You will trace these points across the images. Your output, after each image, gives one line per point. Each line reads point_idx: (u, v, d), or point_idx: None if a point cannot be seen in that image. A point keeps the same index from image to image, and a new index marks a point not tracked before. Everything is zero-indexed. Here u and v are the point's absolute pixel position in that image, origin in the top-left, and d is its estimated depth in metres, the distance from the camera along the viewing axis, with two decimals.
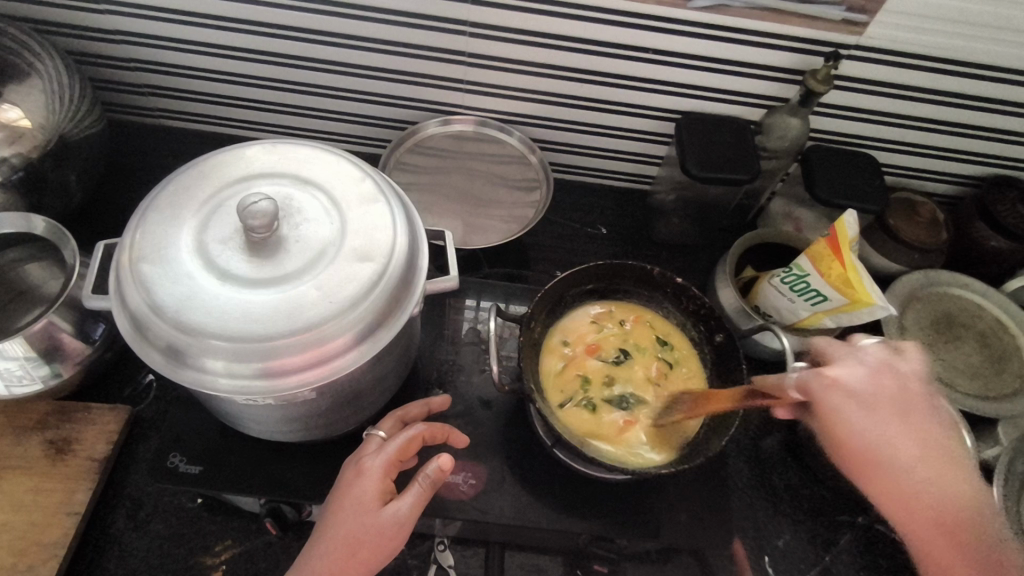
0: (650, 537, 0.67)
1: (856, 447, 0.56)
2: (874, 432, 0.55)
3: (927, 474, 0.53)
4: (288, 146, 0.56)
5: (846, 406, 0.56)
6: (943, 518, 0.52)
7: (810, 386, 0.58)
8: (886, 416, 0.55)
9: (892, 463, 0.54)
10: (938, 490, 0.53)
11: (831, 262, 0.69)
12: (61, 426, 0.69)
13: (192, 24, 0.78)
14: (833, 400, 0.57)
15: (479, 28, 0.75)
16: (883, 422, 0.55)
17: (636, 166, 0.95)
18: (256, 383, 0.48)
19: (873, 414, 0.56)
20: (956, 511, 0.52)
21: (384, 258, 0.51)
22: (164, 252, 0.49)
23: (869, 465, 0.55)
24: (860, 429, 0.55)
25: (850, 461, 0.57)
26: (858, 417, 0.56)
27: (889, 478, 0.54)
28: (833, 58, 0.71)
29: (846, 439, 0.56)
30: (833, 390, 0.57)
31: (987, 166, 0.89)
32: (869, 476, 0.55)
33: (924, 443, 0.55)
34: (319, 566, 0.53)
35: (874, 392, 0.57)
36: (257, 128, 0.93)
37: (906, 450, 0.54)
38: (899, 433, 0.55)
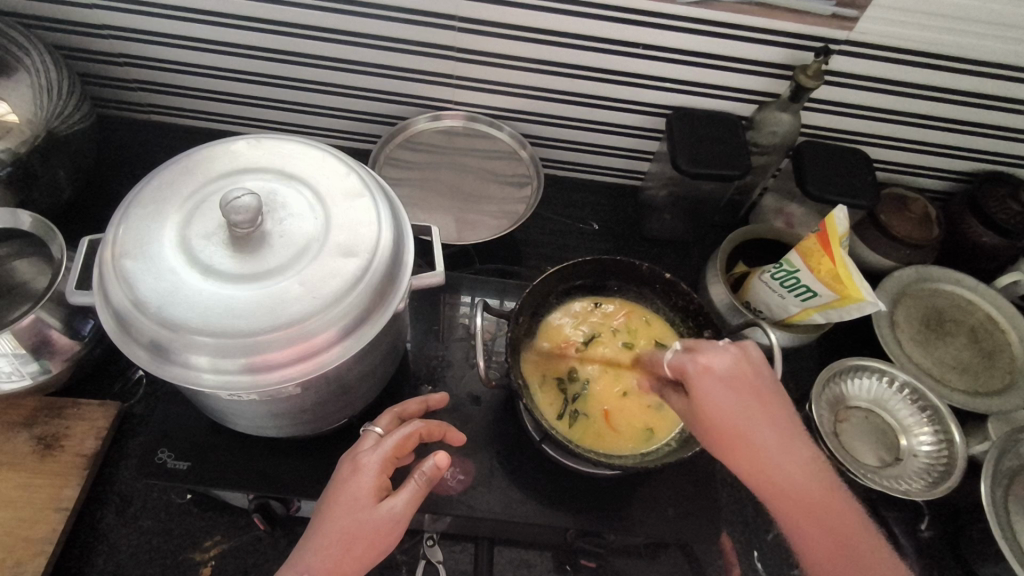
0: (638, 532, 0.67)
1: (721, 430, 0.52)
2: (732, 413, 0.53)
3: (779, 450, 0.52)
4: (272, 141, 0.56)
5: (712, 389, 0.53)
6: (796, 496, 0.51)
7: (685, 369, 0.55)
8: (741, 396, 0.53)
9: (752, 441, 0.52)
10: (790, 467, 0.51)
11: (821, 258, 0.69)
12: (49, 422, 0.69)
13: (180, 19, 0.77)
14: (705, 385, 0.54)
15: (468, 23, 0.74)
16: (737, 403, 0.53)
17: (627, 162, 0.95)
18: (239, 379, 0.48)
19: (737, 396, 0.53)
20: (804, 485, 0.51)
21: (368, 254, 0.51)
22: (147, 248, 0.49)
23: (738, 447, 0.52)
24: (723, 410, 0.53)
25: (716, 445, 0.53)
26: (724, 400, 0.53)
27: (755, 458, 0.51)
28: (823, 53, 0.71)
29: (710, 420, 0.53)
30: (704, 376, 0.54)
31: (978, 162, 0.89)
32: (733, 452, 0.52)
33: (777, 423, 0.53)
34: (312, 562, 0.52)
35: (735, 376, 0.54)
36: (247, 123, 0.93)
37: (766, 426, 0.53)
38: (755, 412, 0.53)
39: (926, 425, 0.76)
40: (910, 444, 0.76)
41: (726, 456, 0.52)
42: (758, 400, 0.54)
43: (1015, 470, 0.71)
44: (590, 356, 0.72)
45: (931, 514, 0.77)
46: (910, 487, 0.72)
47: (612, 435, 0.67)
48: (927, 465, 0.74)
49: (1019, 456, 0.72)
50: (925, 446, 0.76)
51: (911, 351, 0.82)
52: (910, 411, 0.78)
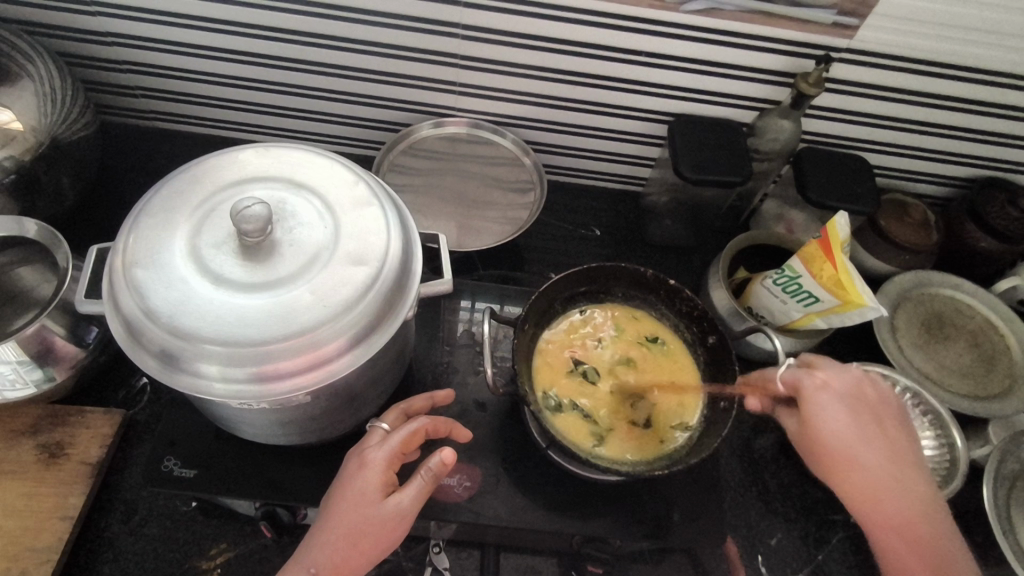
0: (644, 537, 0.67)
1: (826, 448, 0.60)
2: (853, 440, 0.59)
3: (893, 477, 0.59)
4: (281, 149, 0.56)
5: (831, 412, 0.60)
6: (899, 516, 0.58)
7: (800, 386, 0.61)
8: (874, 428, 0.60)
9: (863, 467, 0.59)
10: (898, 491, 0.59)
11: (824, 264, 0.70)
12: (54, 430, 0.69)
13: (184, 26, 0.77)
14: (818, 404, 0.60)
15: (472, 30, 0.75)
16: (863, 432, 0.60)
17: (629, 168, 0.96)
18: (249, 388, 0.48)
19: (851, 416, 0.60)
20: (912, 508, 0.58)
21: (378, 262, 0.51)
22: (158, 257, 0.49)
23: (844, 469, 0.59)
24: (837, 433, 0.60)
25: (819, 460, 0.61)
26: (835, 419, 0.60)
27: (859, 479, 0.59)
28: (823, 61, 0.72)
29: (816, 437, 0.61)
30: (819, 396, 0.61)
31: (976, 167, 0.90)
32: (843, 470, 0.60)
33: (890, 446, 0.60)
34: (321, 555, 0.53)
35: (853, 398, 0.61)
36: (250, 130, 0.93)
37: (877, 450, 0.59)
38: (875, 439, 0.60)
39: (927, 429, 0.76)
40: None
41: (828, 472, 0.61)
42: (870, 422, 0.60)
43: (1018, 474, 0.71)
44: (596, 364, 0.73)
45: None
46: None
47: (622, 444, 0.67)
48: (930, 470, 0.74)
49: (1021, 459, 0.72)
50: (928, 450, 0.76)
51: (912, 356, 0.82)
52: (912, 416, 0.77)
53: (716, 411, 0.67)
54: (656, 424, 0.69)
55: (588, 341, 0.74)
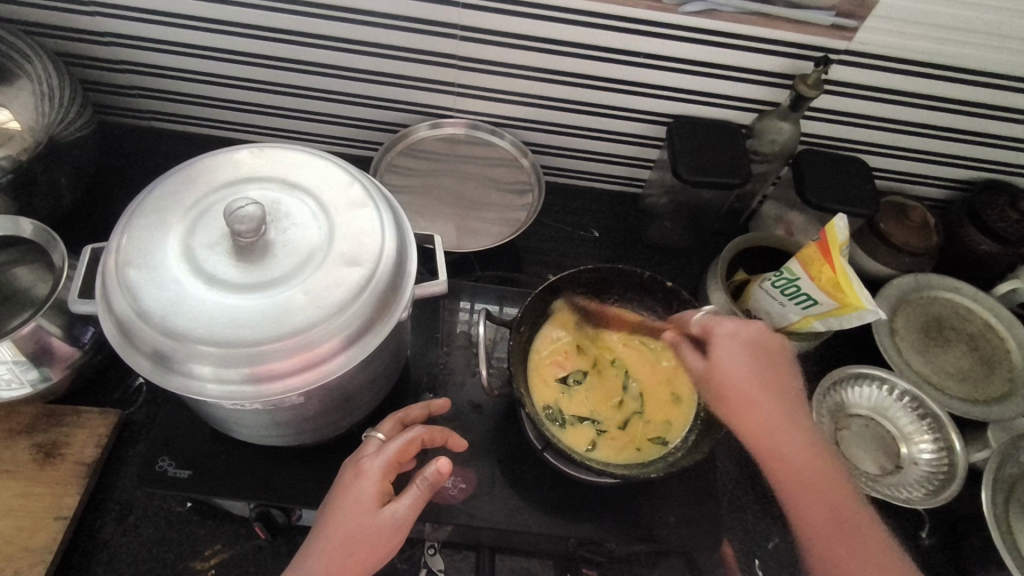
0: (639, 540, 0.67)
1: (733, 391, 0.62)
2: (752, 382, 0.62)
3: (798, 422, 0.61)
4: (276, 150, 0.56)
5: (733, 355, 0.63)
6: (808, 464, 0.59)
7: (711, 329, 0.65)
8: (760, 371, 0.62)
9: (760, 410, 0.61)
10: (796, 438, 0.60)
11: (822, 267, 0.69)
12: (49, 430, 0.69)
13: (181, 26, 0.77)
14: (723, 348, 0.63)
15: (469, 31, 0.75)
16: (759, 376, 0.62)
17: (627, 169, 0.95)
18: (242, 389, 0.48)
19: (748, 357, 0.63)
20: (825, 459, 0.60)
21: (372, 263, 0.51)
22: (151, 257, 0.49)
23: (753, 414, 0.61)
24: (740, 377, 0.62)
25: (722, 401, 0.62)
26: (738, 365, 0.62)
27: (758, 421, 0.60)
28: (823, 63, 0.71)
29: (716, 380, 0.63)
30: (725, 340, 0.63)
31: (976, 170, 0.89)
32: (738, 411, 0.61)
33: (789, 394, 0.63)
34: (315, 564, 0.53)
35: (757, 345, 0.64)
36: (248, 131, 0.93)
37: (762, 391, 0.61)
38: (772, 384, 0.62)
39: (925, 432, 0.76)
40: (910, 452, 0.76)
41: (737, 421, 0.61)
42: (767, 370, 0.63)
43: (1017, 478, 0.71)
44: (593, 368, 0.73)
45: (932, 522, 0.77)
46: (912, 495, 0.72)
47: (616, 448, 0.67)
48: (928, 474, 0.74)
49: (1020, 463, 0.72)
50: (926, 454, 0.76)
51: (911, 359, 0.82)
52: (911, 419, 0.77)
53: (714, 413, 0.66)
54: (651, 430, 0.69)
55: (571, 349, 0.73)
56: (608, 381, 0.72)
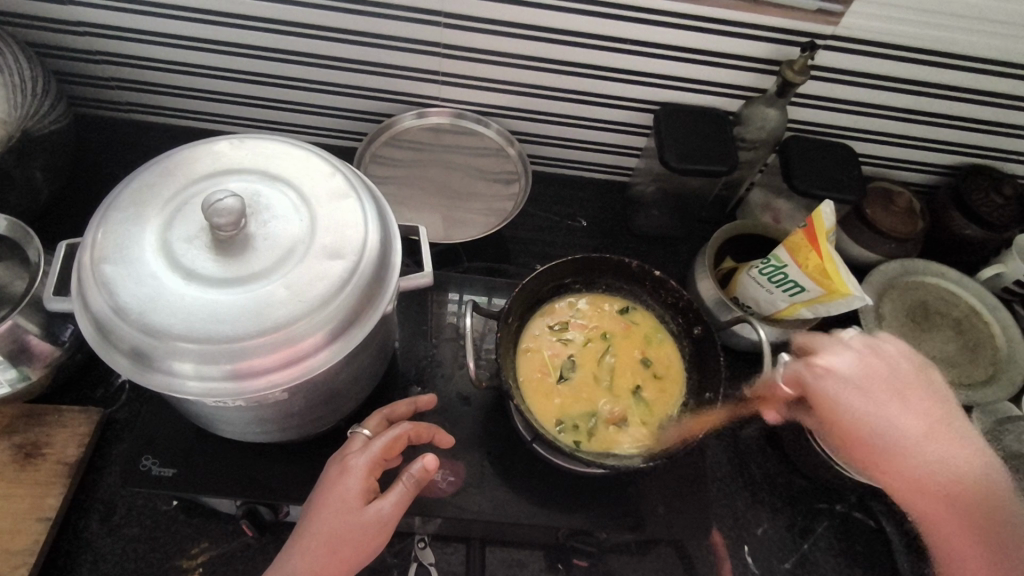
0: (629, 530, 0.67)
1: (854, 433, 0.59)
2: (870, 413, 0.58)
3: (929, 441, 0.56)
4: (256, 141, 0.54)
5: (842, 394, 0.59)
6: (932, 486, 0.54)
7: (802, 377, 0.62)
8: (890, 397, 0.59)
9: (890, 440, 0.57)
10: (936, 456, 0.55)
11: (808, 253, 0.69)
12: (29, 429, 0.68)
13: (158, 15, 0.75)
14: (829, 390, 0.60)
15: (454, 18, 0.73)
16: (886, 404, 0.58)
17: (614, 157, 0.95)
18: (223, 386, 0.47)
19: (862, 393, 0.59)
20: (948, 477, 0.54)
21: (355, 255, 0.50)
22: (127, 252, 0.47)
23: (885, 450, 0.57)
24: (853, 413, 0.59)
25: (853, 450, 0.60)
26: (852, 401, 0.59)
27: (898, 459, 0.56)
28: (811, 49, 0.70)
29: (840, 425, 0.60)
30: (820, 381, 0.61)
31: (961, 155, 0.90)
32: (871, 453, 0.58)
33: (930, 416, 0.58)
34: (300, 563, 0.52)
35: (864, 375, 0.60)
36: (229, 122, 0.92)
37: (892, 417, 0.58)
38: (889, 404, 0.58)
39: None
40: None
41: (880, 465, 0.58)
42: (892, 393, 0.59)
43: (1001, 460, 0.72)
44: (579, 351, 0.72)
45: None
46: None
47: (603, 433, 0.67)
48: None
49: (1004, 446, 0.73)
50: None
51: None
52: None
53: (703, 403, 0.66)
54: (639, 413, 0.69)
55: (554, 335, 0.73)
56: (600, 360, 0.72)
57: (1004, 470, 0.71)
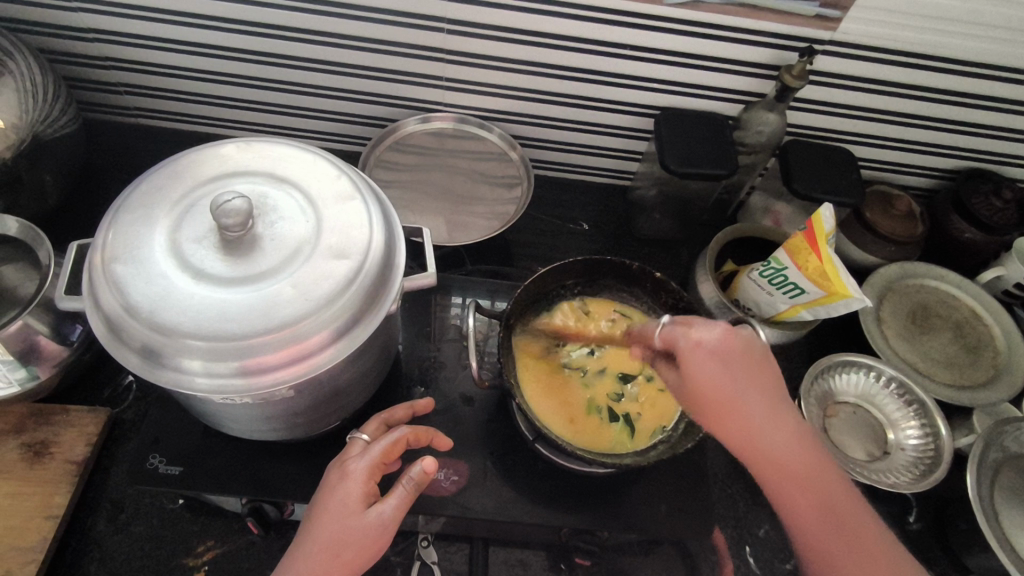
0: (631, 529, 0.67)
1: (708, 400, 0.54)
2: (736, 391, 0.54)
3: (776, 428, 0.53)
4: (263, 144, 0.56)
5: (705, 364, 0.55)
6: (785, 467, 0.52)
7: (675, 340, 0.57)
8: (744, 371, 0.54)
9: (739, 410, 0.53)
10: (779, 439, 0.53)
11: (808, 255, 0.70)
12: (38, 429, 0.69)
13: (165, 22, 0.77)
14: (697, 361, 0.55)
15: (456, 24, 0.75)
16: (742, 379, 0.54)
17: (616, 162, 0.96)
18: (231, 383, 0.48)
19: (726, 364, 0.55)
20: (796, 453, 0.53)
21: (361, 256, 0.51)
22: (138, 252, 0.48)
23: (728, 412, 0.54)
24: (713, 380, 0.54)
25: (701, 411, 0.55)
26: (707, 368, 0.54)
27: (739, 422, 0.53)
28: (807, 55, 0.71)
29: (698, 394, 0.55)
30: (693, 351, 0.55)
31: (961, 159, 0.90)
32: (726, 422, 0.54)
33: (767, 386, 0.55)
34: (302, 568, 0.52)
35: (723, 349, 0.55)
36: (236, 127, 0.93)
37: (726, 385, 0.54)
38: (751, 382, 0.54)
39: (913, 418, 0.77)
40: (897, 437, 0.77)
41: (715, 425, 0.55)
42: (751, 368, 0.55)
43: (1000, 462, 0.72)
44: (582, 355, 0.73)
45: (919, 506, 0.78)
46: (899, 480, 0.73)
47: (607, 435, 0.68)
48: (914, 459, 0.75)
49: (1003, 448, 0.73)
50: (912, 440, 0.76)
51: (897, 346, 0.83)
52: (897, 405, 0.78)
53: None
54: (641, 415, 0.70)
55: (580, 325, 0.75)
56: (603, 363, 0.73)
57: (1004, 471, 0.72)
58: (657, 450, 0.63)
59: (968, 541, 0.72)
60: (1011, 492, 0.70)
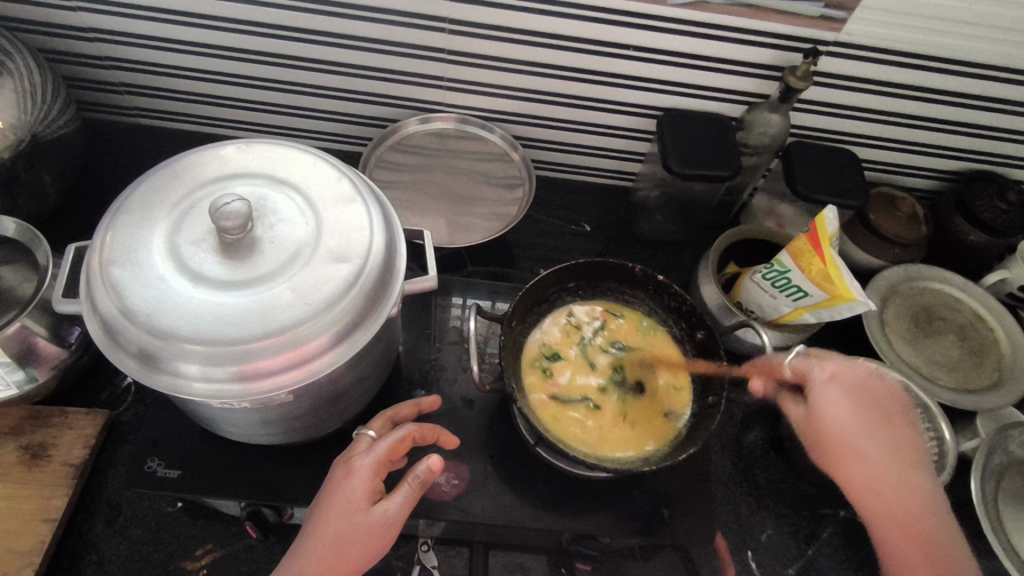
0: (633, 533, 0.67)
1: (829, 437, 0.68)
2: (854, 427, 0.67)
3: (881, 457, 0.66)
4: (263, 145, 0.55)
5: (835, 405, 0.68)
6: (887, 495, 0.65)
7: (810, 374, 0.70)
8: (865, 413, 0.68)
9: (857, 451, 0.67)
10: (887, 481, 0.65)
11: (812, 257, 0.69)
12: (36, 431, 0.68)
13: (165, 21, 0.76)
14: (827, 393, 0.69)
15: (459, 24, 0.74)
16: (864, 419, 0.68)
17: (618, 162, 0.95)
18: (230, 387, 0.47)
19: (850, 400, 0.69)
20: (903, 496, 0.65)
21: (361, 258, 0.50)
22: (136, 255, 0.48)
23: (841, 451, 0.67)
24: (840, 421, 0.68)
25: (820, 447, 0.69)
26: (838, 406, 0.68)
27: (860, 465, 0.66)
28: (812, 55, 0.71)
29: (825, 433, 0.69)
30: (824, 386, 0.69)
31: (965, 161, 0.90)
32: (843, 462, 0.67)
33: (894, 445, 0.67)
34: (305, 564, 0.52)
35: (859, 390, 0.69)
36: (236, 127, 0.92)
37: (853, 423, 0.67)
38: (874, 427, 0.67)
39: (916, 423, 0.76)
40: None
41: (832, 459, 0.68)
42: (872, 410, 0.69)
43: (1005, 466, 0.72)
44: (579, 359, 0.72)
45: None
46: None
47: (619, 437, 0.67)
48: None
49: (1008, 452, 0.72)
50: None
51: (900, 349, 0.82)
52: None
53: (704, 407, 0.67)
54: (652, 412, 0.69)
55: (570, 329, 0.74)
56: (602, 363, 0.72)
57: (1008, 476, 0.71)
58: (655, 459, 0.65)
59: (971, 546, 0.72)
60: (1016, 497, 0.70)
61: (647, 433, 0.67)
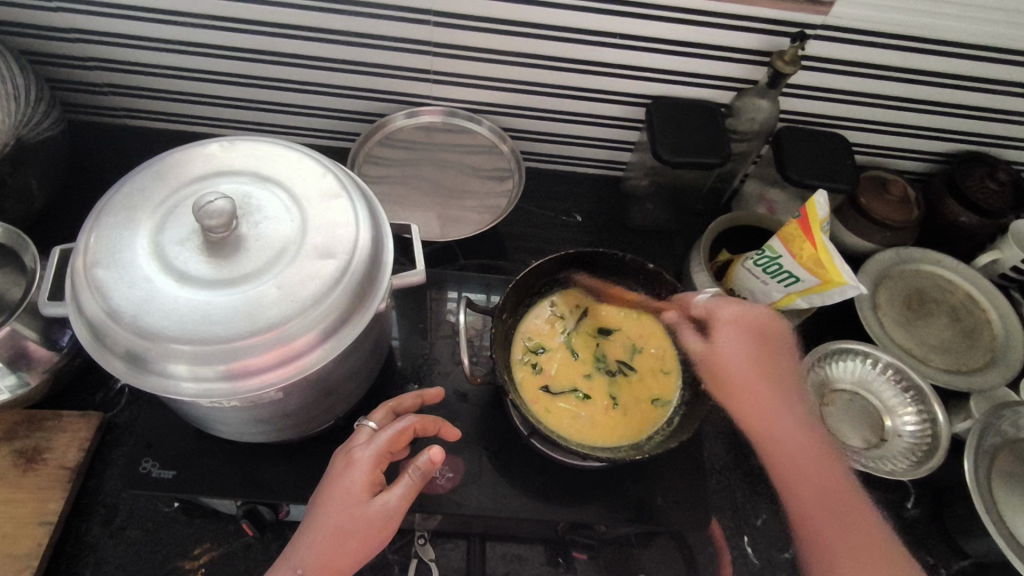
0: (629, 522, 0.67)
1: (724, 373, 0.69)
2: (748, 367, 0.69)
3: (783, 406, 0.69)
4: (246, 142, 0.55)
5: (734, 344, 0.70)
6: (784, 436, 0.68)
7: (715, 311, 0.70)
8: (756, 356, 0.69)
9: (751, 397, 0.68)
10: (784, 418, 0.69)
11: (803, 242, 0.69)
12: (30, 435, 0.68)
13: (147, 20, 0.76)
14: (726, 333, 0.70)
15: (443, 17, 0.74)
16: (755, 361, 0.69)
17: (608, 152, 0.95)
18: (218, 386, 0.47)
19: (742, 347, 0.69)
20: (803, 443, 0.67)
21: (347, 254, 0.50)
22: (120, 257, 0.48)
23: (738, 389, 0.68)
24: (737, 363, 0.69)
25: (717, 382, 0.69)
26: (736, 350, 0.69)
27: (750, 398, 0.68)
28: (799, 39, 0.70)
29: (719, 370, 0.70)
30: (726, 325, 0.70)
31: (955, 142, 0.89)
32: (736, 397, 0.68)
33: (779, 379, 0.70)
34: (308, 556, 0.52)
35: (754, 334, 0.70)
36: (223, 125, 0.92)
37: (741, 363, 0.69)
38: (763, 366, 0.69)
39: (909, 405, 0.77)
40: (894, 424, 0.77)
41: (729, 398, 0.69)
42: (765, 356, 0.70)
43: (998, 447, 0.72)
44: (568, 350, 0.73)
45: (917, 492, 0.78)
46: (895, 468, 0.72)
47: (616, 425, 0.68)
48: (911, 446, 0.75)
49: (1001, 432, 0.72)
50: (909, 426, 0.76)
51: (893, 332, 0.82)
52: (894, 392, 0.78)
53: (697, 394, 0.67)
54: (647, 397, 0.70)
55: (558, 322, 0.74)
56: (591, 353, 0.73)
57: (1002, 456, 0.71)
58: (648, 446, 0.64)
59: (966, 526, 0.72)
60: (1010, 477, 0.70)
61: (643, 418, 0.68)
